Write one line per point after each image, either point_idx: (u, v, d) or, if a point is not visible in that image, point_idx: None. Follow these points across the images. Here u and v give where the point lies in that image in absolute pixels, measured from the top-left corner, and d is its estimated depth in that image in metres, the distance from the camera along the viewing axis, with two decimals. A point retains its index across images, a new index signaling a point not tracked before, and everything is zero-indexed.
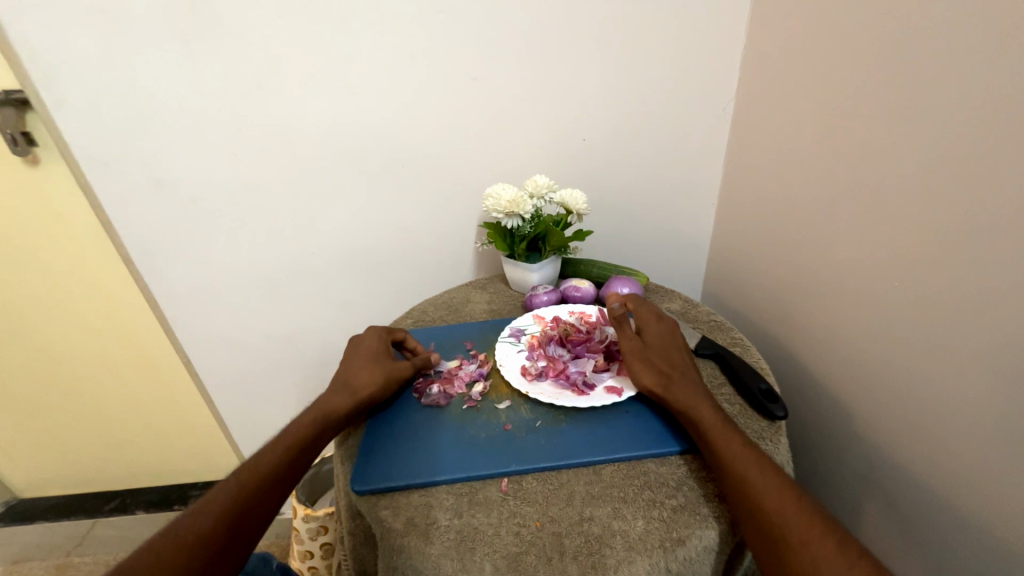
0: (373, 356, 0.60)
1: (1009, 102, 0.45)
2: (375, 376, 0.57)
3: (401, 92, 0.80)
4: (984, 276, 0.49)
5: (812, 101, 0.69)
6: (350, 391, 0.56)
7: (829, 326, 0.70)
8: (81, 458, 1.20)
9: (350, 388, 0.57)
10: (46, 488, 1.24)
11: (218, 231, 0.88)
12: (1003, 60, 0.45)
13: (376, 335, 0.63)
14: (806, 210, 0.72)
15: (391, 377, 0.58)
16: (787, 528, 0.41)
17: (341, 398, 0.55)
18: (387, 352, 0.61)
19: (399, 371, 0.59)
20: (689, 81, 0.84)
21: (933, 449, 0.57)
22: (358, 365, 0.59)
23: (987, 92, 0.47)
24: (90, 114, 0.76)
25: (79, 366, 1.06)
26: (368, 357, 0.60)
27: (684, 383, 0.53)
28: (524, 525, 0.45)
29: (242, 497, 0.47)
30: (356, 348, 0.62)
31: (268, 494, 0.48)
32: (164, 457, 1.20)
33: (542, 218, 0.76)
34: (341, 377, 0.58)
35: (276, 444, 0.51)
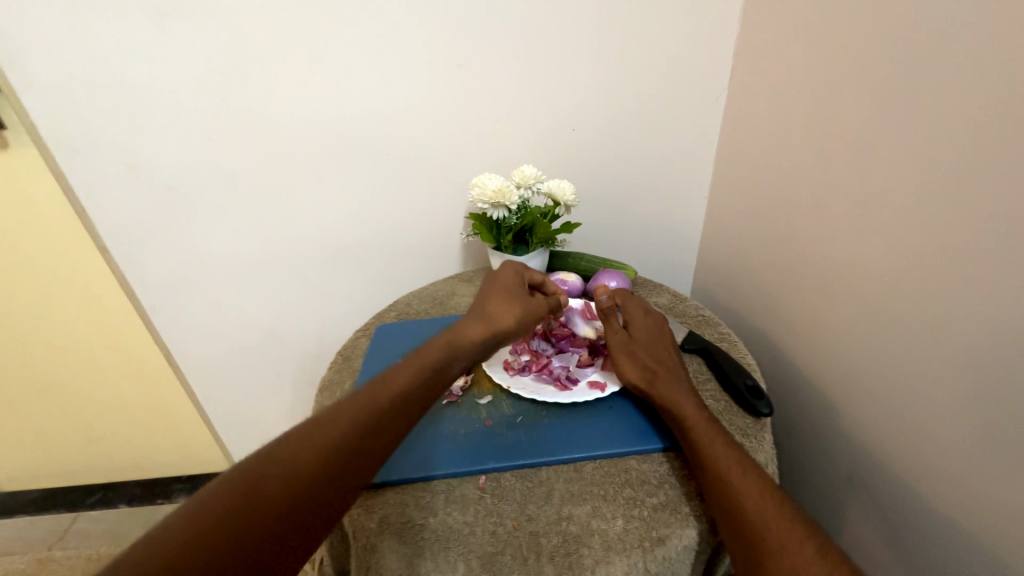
0: (511, 292, 0.57)
1: (1010, 94, 0.43)
2: (512, 312, 0.55)
3: (385, 79, 0.78)
4: (979, 274, 0.47)
5: (805, 92, 0.67)
6: (494, 325, 0.54)
7: (818, 322, 0.69)
8: (61, 451, 1.17)
9: (488, 317, 0.54)
10: (25, 483, 1.22)
11: (196, 220, 0.85)
12: (1005, 50, 0.43)
13: (518, 269, 0.59)
14: (798, 204, 0.70)
15: (525, 318, 0.55)
16: (766, 529, 0.40)
17: (479, 331, 0.53)
18: (524, 290, 0.58)
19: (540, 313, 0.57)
20: (681, 71, 0.82)
21: (919, 448, 0.56)
22: (498, 297, 0.56)
23: (986, 84, 0.45)
24: (58, 97, 0.73)
25: (56, 358, 1.03)
26: (507, 292, 0.56)
27: (669, 379, 0.52)
28: (500, 524, 0.44)
29: (324, 466, 0.41)
30: (495, 276, 0.59)
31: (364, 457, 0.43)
32: (146, 451, 1.18)
33: (528, 209, 0.74)
34: (479, 305, 0.55)
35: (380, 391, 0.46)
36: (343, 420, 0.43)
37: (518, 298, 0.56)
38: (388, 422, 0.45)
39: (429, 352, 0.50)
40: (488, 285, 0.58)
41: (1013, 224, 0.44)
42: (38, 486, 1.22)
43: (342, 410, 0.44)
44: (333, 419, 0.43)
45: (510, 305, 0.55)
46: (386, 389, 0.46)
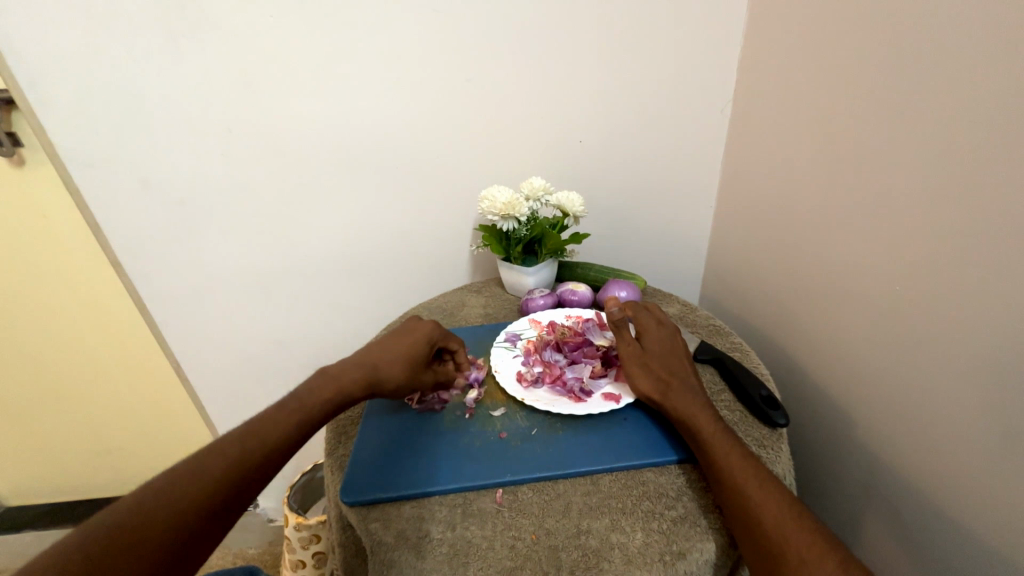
0: (410, 353, 0.55)
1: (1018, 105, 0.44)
2: (394, 372, 0.53)
3: (396, 94, 0.79)
4: (993, 283, 0.47)
5: (811, 104, 0.68)
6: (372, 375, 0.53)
7: (829, 331, 0.69)
8: (69, 465, 1.17)
9: (374, 365, 0.53)
10: (32, 497, 1.21)
11: (209, 234, 0.86)
12: (1013, 61, 0.44)
13: (435, 330, 0.57)
14: (807, 213, 0.71)
15: (402, 384, 0.53)
16: (787, 543, 0.40)
17: (358, 373, 0.53)
18: (424, 355, 0.55)
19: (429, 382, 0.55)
20: (685, 84, 0.84)
21: (935, 458, 0.56)
22: (394, 352, 0.54)
23: (994, 95, 0.45)
24: (76, 115, 0.75)
25: (67, 372, 1.04)
26: (406, 352, 0.54)
27: (683, 391, 0.52)
28: (519, 538, 0.44)
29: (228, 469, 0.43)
30: (413, 329, 0.57)
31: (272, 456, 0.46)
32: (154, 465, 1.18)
33: (538, 221, 0.75)
34: (375, 349, 0.55)
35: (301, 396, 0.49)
36: (227, 448, 0.44)
37: (416, 361, 0.55)
38: (269, 448, 0.46)
39: (311, 387, 0.51)
40: (402, 335, 0.56)
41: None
42: (46, 499, 1.22)
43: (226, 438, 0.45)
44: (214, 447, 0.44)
45: (403, 365, 0.54)
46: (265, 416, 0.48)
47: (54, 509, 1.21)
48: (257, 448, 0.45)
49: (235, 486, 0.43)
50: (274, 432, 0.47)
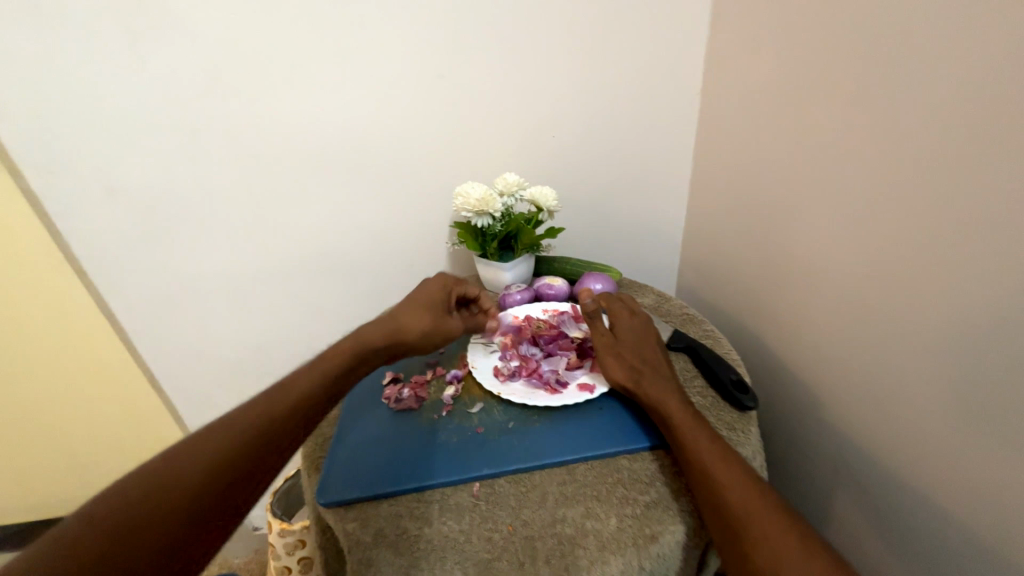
0: (429, 303, 0.56)
1: (975, 94, 0.45)
2: (421, 319, 0.54)
3: (367, 93, 0.78)
4: (952, 265, 0.49)
5: (776, 95, 0.70)
6: (400, 329, 0.53)
7: (798, 316, 0.71)
8: (40, 482, 1.13)
9: (397, 322, 0.54)
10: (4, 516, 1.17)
11: (178, 239, 0.84)
12: (967, 52, 0.45)
13: (444, 278, 0.59)
14: (776, 202, 0.72)
15: (435, 328, 0.54)
16: (751, 520, 0.41)
17: (384, 331, 0.53)
18: (444, 300, 0.57)
19: (456, 323, 0.56)
20: (657, 77, 0.85)
21: (898, 433, 0.58)
22: (413, 305, 0.55)
23: (952, 84, 0.47)
24: (30, 120, 0.72)
25: (33, 386, 1.00)
26: (426, 302, 0.56)
27: (654, 378, 0.53)
28: (496, 530, 0.44)
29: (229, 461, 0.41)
30: (426, 283, 0.59)
31: (273, 445, 0.43)
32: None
33: (512, 216, 0.75)
34: (391, 311, 0.55)
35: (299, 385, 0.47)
36: (223, 439, 0.42)
37: (437, 306, 0.56)
38: (262, 444, 0.43)
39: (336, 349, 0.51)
40: (417, 290, 0.58)
41: (984, 217, 0.46)
42: (17, 518, 1.18)
43: (216, 433, 0.42)
44: (200, 444, 0.41)
45: (426, 313, 0.55)
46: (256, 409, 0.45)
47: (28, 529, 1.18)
48: (253, 443, 0.42)
49: (232, 482, 0.41)
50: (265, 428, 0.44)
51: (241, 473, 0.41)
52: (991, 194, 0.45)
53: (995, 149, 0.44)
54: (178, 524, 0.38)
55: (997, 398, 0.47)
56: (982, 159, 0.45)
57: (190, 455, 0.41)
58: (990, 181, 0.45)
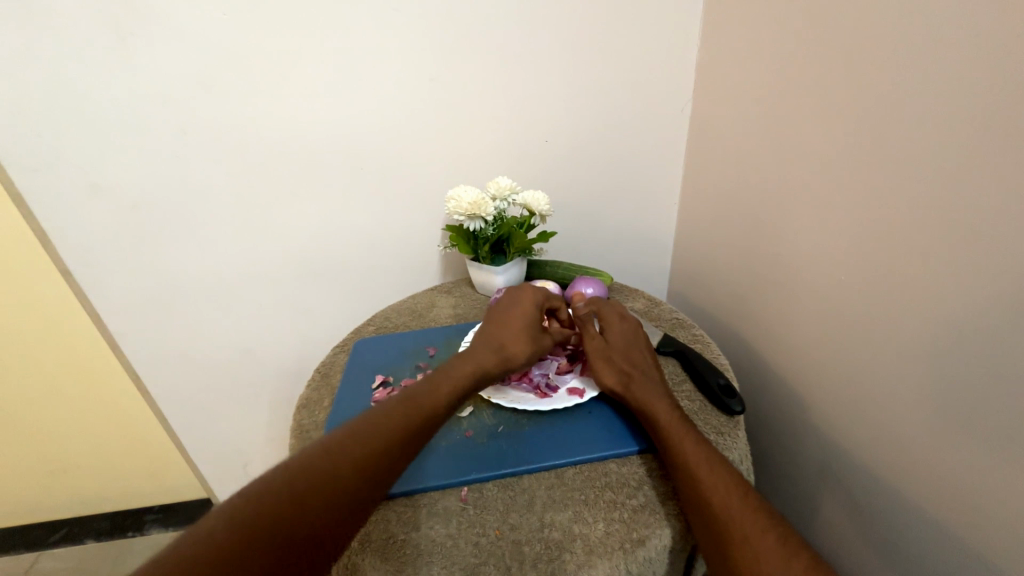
0: (528, 321, 0.58)
1: (960, 103, 0.46)
2: (525, 339, 0.56)
3: (359, 94, 0.78)
4: (938, 271, 0.50)
5: (766, 104, 0.71)
6: (506, 350, 0.55)
7: (787, 322, 0.72)
8: (17, 487, 1.10)
9: (502, 344, 0.56)
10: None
11: (166, 239, 0.83)
12: (952, 62, 0.47)
13: (538, 295, 0.61)
14: (765, 208, 0.73)
15: (540, 346, 0.57)
16: (735, 523, 0.41)
17: (492, 353, 0.54)
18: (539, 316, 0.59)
19: (551, 340, 0.58)
20: (648, 84, 0.86)
21: (884, 437, 0.59)
22: (515, 326, 0.57)
23: (938, 94, 0.48)
24: (17, 116, 0.71)
25: (13, 388, 0.98)
26: (525, 321, 0.58)
27: (643, 382, 0.53)
28: (483, 535, 0.44)
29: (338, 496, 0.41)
30: (520, 301, 0.60)
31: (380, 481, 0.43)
32: (113, 481, 1.12)
33: (505, 220, 0.75)
34: (494, 333, 0.57)
35: (405, 414, 0.47)
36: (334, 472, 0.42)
37: (532, 324, 0.58)
38: (362, 481, 0.42)
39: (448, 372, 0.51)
40: (510, 309, 0.60)
41: (967, 224, 0.47)
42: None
43: (319, 465, 0.42)
44: (302, 475, 0.41)
45: (528, 332, 0.57)
46: (357, 441, 0.44)
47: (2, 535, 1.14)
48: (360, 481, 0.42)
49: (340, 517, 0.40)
50: (367, 464, 0.43)
51: (342, 506, 0.41)
52: (974, 201, 0.46)
53: (979, 158, 0.45)
54: (282, 562, 0.37)
55: (983, 401, 0.48)
56: (967, 167, 0.46)
57: (293, 486, 0.40)
58: (975, 188, 0.46)
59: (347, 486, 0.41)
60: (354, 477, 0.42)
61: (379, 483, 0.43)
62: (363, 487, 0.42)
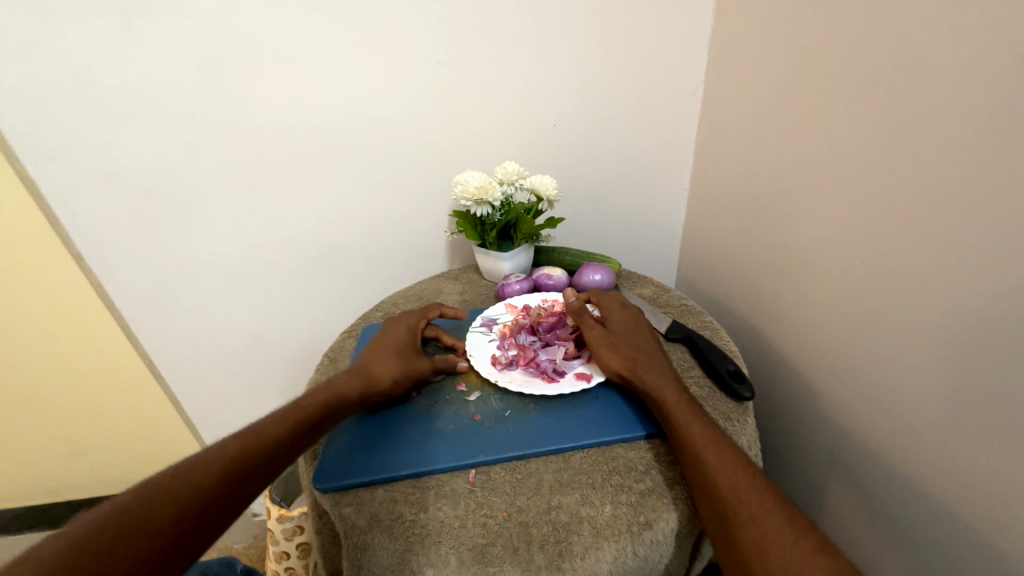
0: (397, 346, 0.58)
1: (975, 83, 0.44)
2: (391, 363, 0.56)
3: (364, 77, 0.77)
4: (947, 259, 0.49)
5: (779, 84, 0.68)
6: (370, 374, 0.54)
7: (796, 308, 0.71)
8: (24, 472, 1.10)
9: (368, 372, 0.54)
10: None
11: (176, 225, 0.84)
12: (969, 35, 0.44)
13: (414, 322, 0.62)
14: (776, 193, 0.72)
15: (407, 371, 0.55)
16: (740, 506, 0.41)
17: (355, 378, 0.54)
18: (413, 338, 0.60)
19: (425, 364, 0.57)
20: (657, 68, 0.83)
21: (892, 425, 0.58)
22: (381, 354, 0.57)
23: (954, 71, 0.46)
24: (26, 102, 0.71)
25: (12, 376, 0.96)
26: (392, 348, 0.58)
27: (650, 366, 0.53)
28: (491, 516, 0.45)
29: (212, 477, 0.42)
30: (391, 327, 0.61)
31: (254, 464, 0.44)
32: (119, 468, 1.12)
33: (512, 205, 0.74)
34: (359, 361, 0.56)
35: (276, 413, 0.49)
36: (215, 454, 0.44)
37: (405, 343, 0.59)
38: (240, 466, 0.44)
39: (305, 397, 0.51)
40: (382, 335, 0.61)
41: (977, 206, 0.46)
42: (2, 508, 1.15)
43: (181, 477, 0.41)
44: (158, 486, 0.40)
45: (394, 358, 0.56)
46: (221, 452, 0.44)
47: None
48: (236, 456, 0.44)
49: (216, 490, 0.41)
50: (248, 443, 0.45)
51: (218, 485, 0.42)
52: (984, 182, 0.45)
53: (992, 137, 0.44)
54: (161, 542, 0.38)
55: (989, 391, 0.47)
56: (979, 151, 0.45)
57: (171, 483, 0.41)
58: (989, 172, 0.44)
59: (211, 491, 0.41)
60: (215, 479, 0.42)
61: (243, 488, 0.43)
62: (238, 474, 0.43)
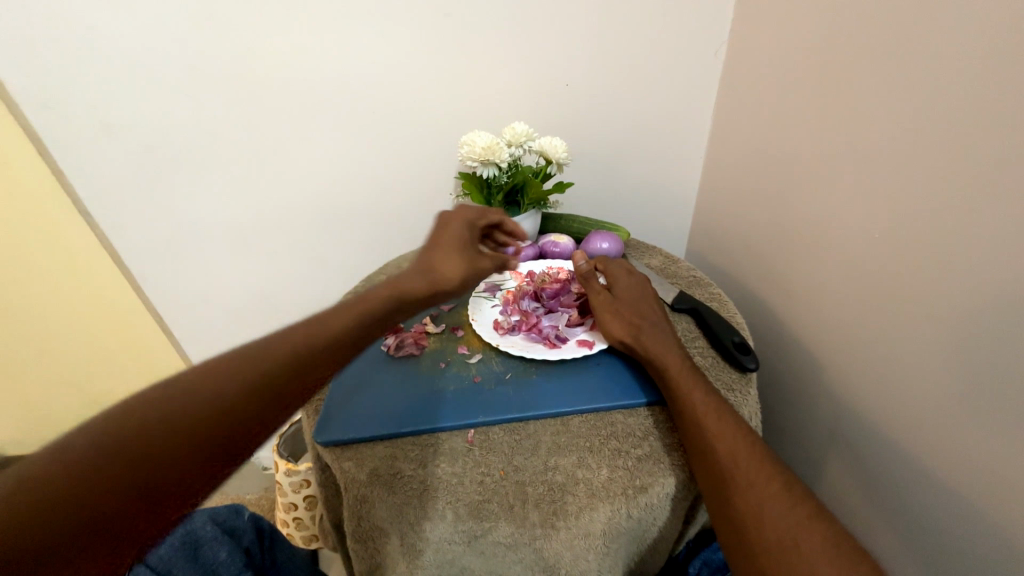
0: (459, 241, 0.50)
1: (1011, 41, 0.40)
2: (456, 261, 0.48)
3: (366, 28, 0.74)
4: (961, 236, 0.46)
5: (806, 42, 0.64)
6: (434, 275, 0.48)
7: (805, 283, 0.69)
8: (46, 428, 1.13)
9: (431, 271, 0.48)
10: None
11: (181, 183, 0.83)
12: None
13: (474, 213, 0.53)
14: (793, 163, 0.68)
15: (472, 276, 0.49)
16: (737, 473, 0.41)
17: (417, 277, 0.47)
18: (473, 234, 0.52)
19: (489, 267, 0.51)
20: (677, 25, 0.78)
21: (893, 403, 0.57)
22: (441, 249, 0.49)
23: (988, 30, 0.42)
24: (22, 51, 0.69)
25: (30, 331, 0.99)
26: (454, 242, 0.49)
27: (654, 333, 0.52)
28: (488, 474, 0.45)
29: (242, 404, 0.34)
30: (450, 219, 0.52)
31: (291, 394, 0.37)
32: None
33: (519, 168, 0.72)
34: (420, 257, 0.49)
35: None
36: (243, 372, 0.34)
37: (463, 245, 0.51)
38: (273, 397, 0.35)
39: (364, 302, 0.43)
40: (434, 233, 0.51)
41: (996, 179, 0.43)
42: None
43: (184, 392, 0.32)
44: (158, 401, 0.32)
45: (455, 257, 0.49)
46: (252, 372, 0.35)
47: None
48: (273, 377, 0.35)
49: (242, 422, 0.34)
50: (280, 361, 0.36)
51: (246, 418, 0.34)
52: (1005, 153, 0.42)
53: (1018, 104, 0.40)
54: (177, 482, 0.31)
55: (992, 372, 0.45)
56: (1005, 119, 0.41)
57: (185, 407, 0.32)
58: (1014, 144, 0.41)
59: (224, 420, 0.33)
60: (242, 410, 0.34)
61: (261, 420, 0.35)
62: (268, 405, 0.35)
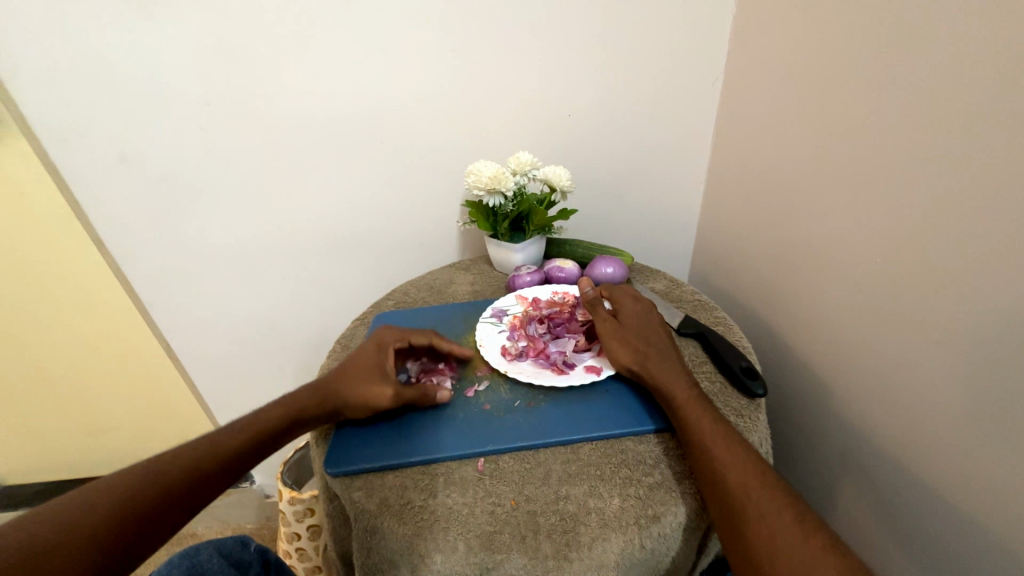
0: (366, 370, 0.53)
1: (1002, 80, 0.43)
2: (355, 391, 0.52)
3: (378, 65, 0.77)
4: (963, 259, 0.48)
5: (802, 76, 0.66)
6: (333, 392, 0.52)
7: (809, 306, 0.70)
8: (52, 449, 1.13)
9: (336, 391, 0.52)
10: (6, 482, 1.17)
11: (191, 211, 0.85)
12: (998, 30, 0.43)
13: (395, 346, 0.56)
14: (792, 190, 0.70)
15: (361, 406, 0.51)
16: (750, 503, 0.41)
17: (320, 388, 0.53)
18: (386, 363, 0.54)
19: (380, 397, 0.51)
20: (675, 59, 0.82)
21: (902, 427, 0.57)
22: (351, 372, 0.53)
23: (980, 69, 0.45)
24: (47, 86, 0.72)
25: (34, 357, 0.99)
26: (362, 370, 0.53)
27: (661, 360, 0.53)
28: (499, 504, 0.45)
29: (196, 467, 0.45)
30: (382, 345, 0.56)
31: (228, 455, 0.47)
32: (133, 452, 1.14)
33: (524, 196, 0.74)
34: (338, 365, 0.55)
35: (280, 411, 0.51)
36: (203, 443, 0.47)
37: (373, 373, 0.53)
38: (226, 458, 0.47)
39: (264, 414, 0.51)
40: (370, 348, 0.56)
41: (995, 207, 0.44)
42: (25, 484, 1.18)
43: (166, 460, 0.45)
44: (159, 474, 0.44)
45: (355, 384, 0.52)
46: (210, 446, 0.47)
47: (22, 493, 1.17)
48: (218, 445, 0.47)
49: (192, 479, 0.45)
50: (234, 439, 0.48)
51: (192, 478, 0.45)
52: (1002, 183, 0.44)
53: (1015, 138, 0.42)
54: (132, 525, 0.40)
55: (999, 394, 0.46)
56: (1002, 150, 0.43)
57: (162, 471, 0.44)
58: (1015, 168, 0.43)
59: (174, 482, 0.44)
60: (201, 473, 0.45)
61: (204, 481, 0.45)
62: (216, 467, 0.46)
